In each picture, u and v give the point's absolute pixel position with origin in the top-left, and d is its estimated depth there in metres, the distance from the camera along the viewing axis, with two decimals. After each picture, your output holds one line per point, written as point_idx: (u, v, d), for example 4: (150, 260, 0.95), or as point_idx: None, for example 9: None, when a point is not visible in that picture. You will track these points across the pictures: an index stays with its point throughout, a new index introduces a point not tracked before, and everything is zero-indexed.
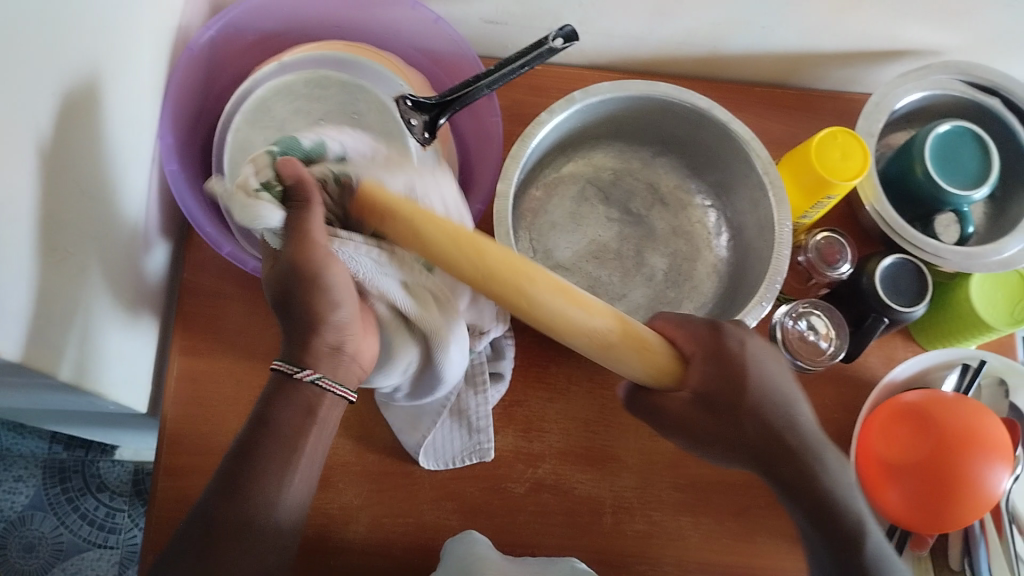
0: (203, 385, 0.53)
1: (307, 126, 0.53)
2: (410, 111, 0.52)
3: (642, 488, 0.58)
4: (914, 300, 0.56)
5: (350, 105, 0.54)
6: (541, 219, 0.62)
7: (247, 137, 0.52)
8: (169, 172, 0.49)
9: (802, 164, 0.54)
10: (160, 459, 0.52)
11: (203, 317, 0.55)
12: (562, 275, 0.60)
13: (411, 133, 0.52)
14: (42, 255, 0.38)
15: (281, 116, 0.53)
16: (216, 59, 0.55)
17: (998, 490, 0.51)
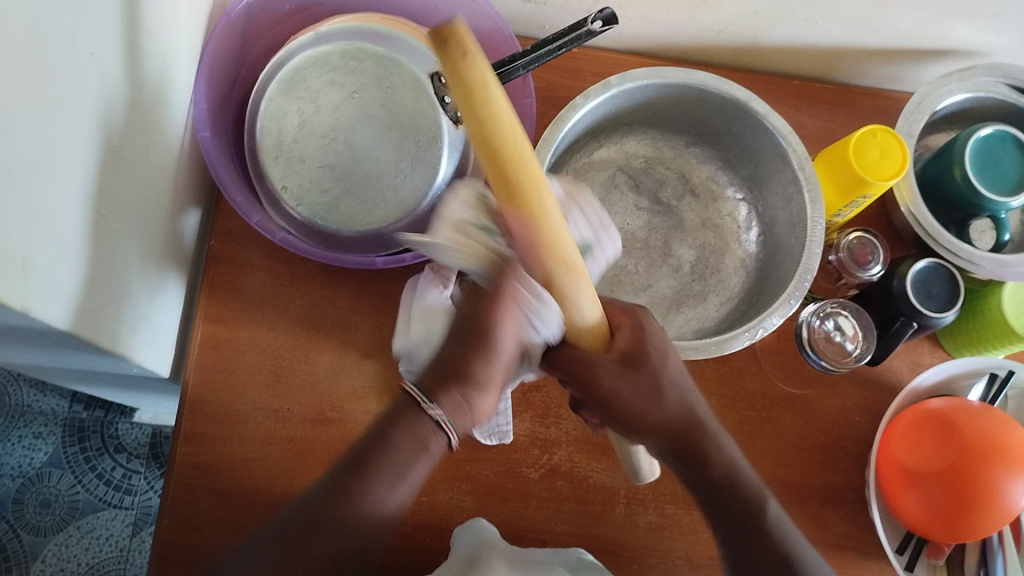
0: (225, 354, 0.54)
1: (341, 99, 0.52)
2: (444, 88, 0.53)
3: (657, 481, 0.57)
4: (945, 305, 0.55)
5: (385, 80, 0.53)
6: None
7: (280, 107, 0.52)
8: (200, 139, 0.49)
9: (839, 162, 0.53)
10: (179, 424, 0.52)
11: (227, 286, 0.55)
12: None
13: (445, 110, 0.53)
14: (76, 217, 0.38)
15: (315, 88, 0.52)
16: (252, 26, 0.54)
17: (1021, 503, 0.50)
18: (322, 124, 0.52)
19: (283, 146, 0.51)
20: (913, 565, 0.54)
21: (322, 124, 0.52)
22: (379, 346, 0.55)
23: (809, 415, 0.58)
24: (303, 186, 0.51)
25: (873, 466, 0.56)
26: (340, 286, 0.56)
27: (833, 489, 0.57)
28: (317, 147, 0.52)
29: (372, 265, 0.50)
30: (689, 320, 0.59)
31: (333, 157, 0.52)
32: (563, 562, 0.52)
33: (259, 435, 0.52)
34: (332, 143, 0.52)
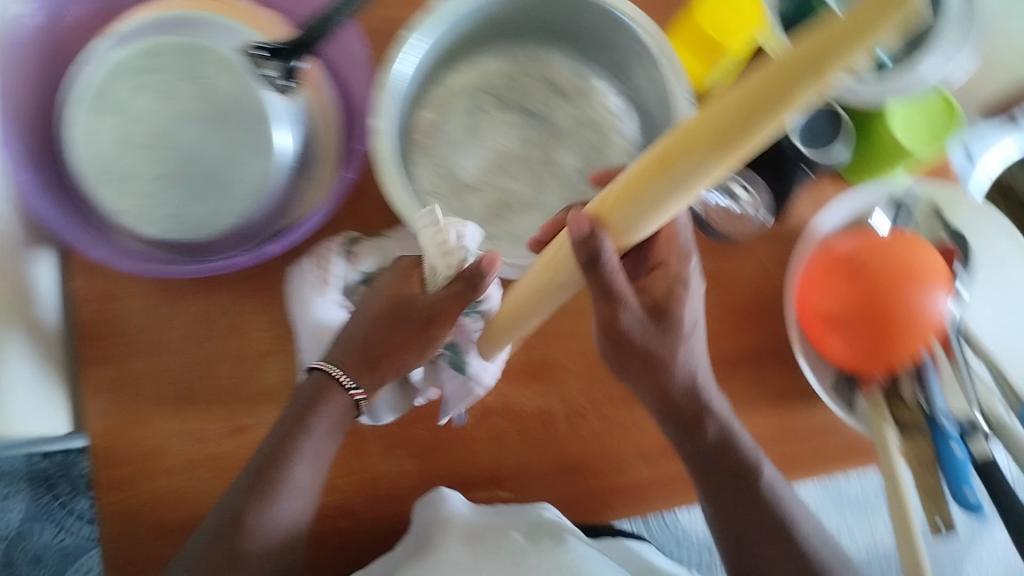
0: (120, 392, 0.52)
1: (154, 100, 0.49)
2: (265, 61, 0.49)
3: (591, 388, 0.57)
4: (829, 142, 0.54)
5: (193, 68, 0.49)
6: (437, 140, 0.57)
7: (92, 127, 0.48)
8: (19, 182, 0.47)
9: (693, 27, 0.51)
10: (98, 476, 0.51)
11: (104, 322, 0.52)
12: (469, 198, 0.56)
13: (268, 83, 0.49)
14: None
15: (123, 98, 0.48)
16: (43, 46, 0.50)
17: (939, 321, 0.50)
18: (142, 132, 0.49)
19: (107, 167, 0.48)
20: (855, 405, 0.54)
21: (142, 131, 0.49)
22: (275, 338, 0.55)
23: (724, 285, 0.58)
24: (141, 206, 0.48)
25: (792, 316, 0.56)
26: (217, 290, 0.54)
27: (766, 348, 0.58)
28: (144, 161, 0.48)
29: (238, 267, 0.49)
30: None
31: (165, 168, 0.49)
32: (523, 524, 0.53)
33: (182, 462, 0.52)
34: (160, 150, 0.49)
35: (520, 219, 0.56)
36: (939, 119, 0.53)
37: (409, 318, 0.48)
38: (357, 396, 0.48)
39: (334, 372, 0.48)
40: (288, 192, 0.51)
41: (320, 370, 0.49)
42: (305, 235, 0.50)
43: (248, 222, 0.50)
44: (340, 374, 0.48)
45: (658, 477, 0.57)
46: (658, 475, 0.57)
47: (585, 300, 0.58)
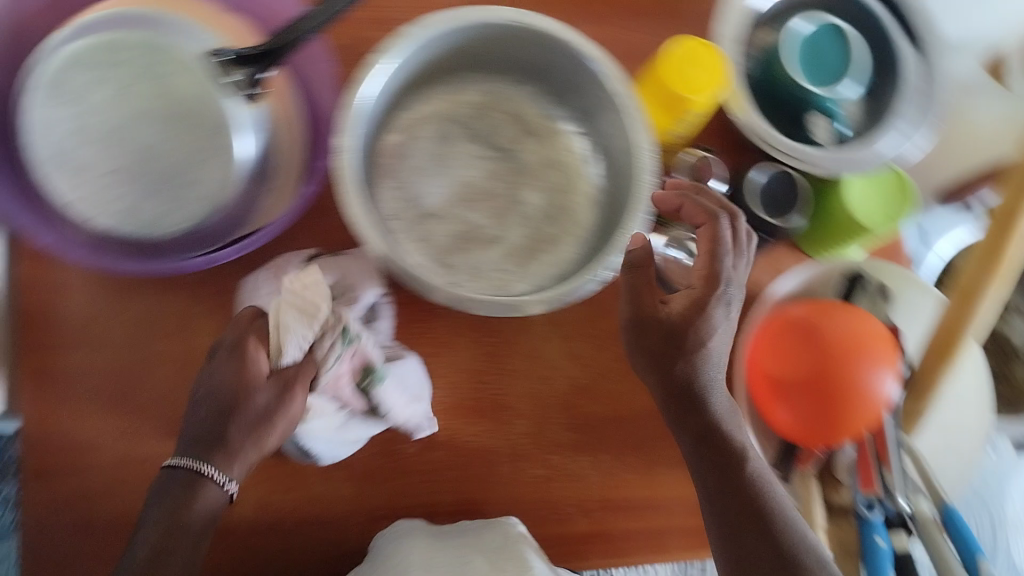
0: (56, 385, 0.53)
1: (113, 96, 0.47)
2: (232, 66, 0.46)
3: (536, 434, 0.57)
4: (790, 211, 0.54)
5: (156, 69, 0.47)
6: (404, 163, 0.57)
7: (47, 116, 0.46)
8: None
9: (656, 82, 0.51)
10: (26, 460, 0.52)
11: (54, 315, 0.53)
12: (430, 225, 0.56)
13: (235, 87, 0.47)
14: None
15: (80, 88, 0.47)
16: None
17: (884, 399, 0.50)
18: (99, 127, 0.47)
19: (55, 161, 0.46)
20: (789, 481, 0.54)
21: (98, 127, 0.47)
22: None
23: None
24: (94, 195, 0.47)
25: (731, 383, 0.54)
26: (175, 291, 0.54)
27: None
28: (99, 151, 0.47)
29: (195, 266, 0.48)
30: (547, 266, 0.56)
31: (120, 159, 0.47)
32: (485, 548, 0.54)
33: (109, 462, 0.53)
34: (116, 149, 0.47)
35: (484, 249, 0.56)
36: (892, 201, 0.53)
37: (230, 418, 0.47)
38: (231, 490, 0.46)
39: (207, 471, 0.45)
40: (246, 198, 0.50)
41: (186, 469, 0.45)
42: (270, 237, 0.50)
43: (200, 228, 0.48)
44: (213, 472, 0.46)
45: (594, 528, 0.57)
46: (593, 526, 0.57)
47: (538, 340, 0.58)
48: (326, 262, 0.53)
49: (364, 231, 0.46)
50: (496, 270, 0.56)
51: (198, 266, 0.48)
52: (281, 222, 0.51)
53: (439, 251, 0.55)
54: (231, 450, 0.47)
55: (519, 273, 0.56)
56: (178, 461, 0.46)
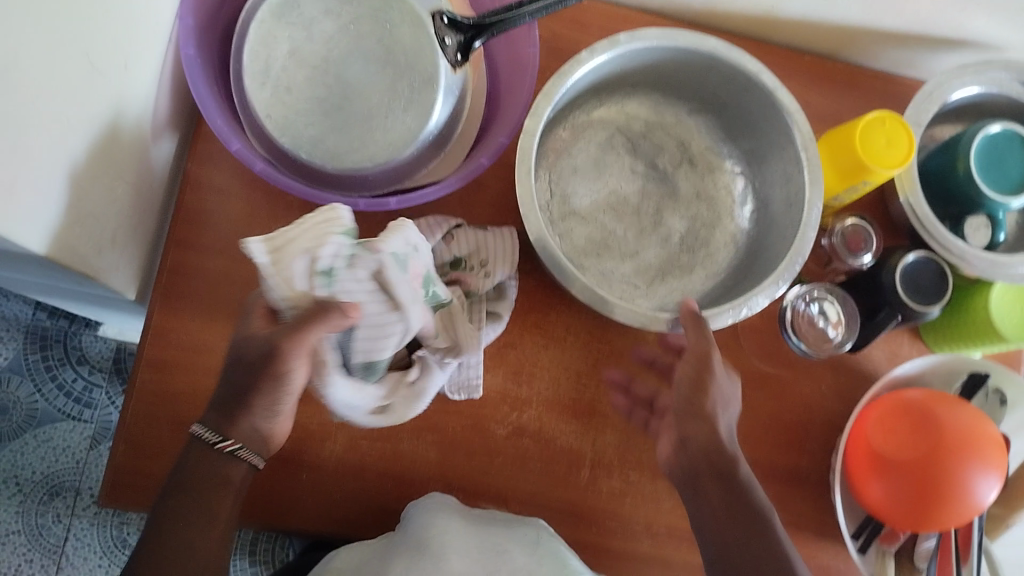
0: (190, 279, 0.54)
1: (335, 28, 0.51)
2: (444, 29, 0.50)
3: (622, 447, 0.57)
4: (932, 300, 0.55)
5: (384, 14, 0.52)
6: (566, 159, 0.58)
7: (271, 31, 0.50)
8: (184, 56, 0.48)
9: (844, 145, 0.52)
10: (143, 350, 0.53)
11: (206, 214, 0.55)
12: (574, 223, 0.57)
13: (444, 53, 0.50)
14: (52, 150, 0.40)
15: (309, 15, 0.51)
16: None
17: (972, 500, 0.50)
18: (314, 54, 0.51)
19: (270, 72, 0.50)
20: (864, 551, 0.55)
21: (314, 54, 0.51)
22: None
23: (779, 396, 0.58)
24: (288, 116, 0.50)
25: (841, 450, 0.56)
26: None
27: (799, 470, 0.57)
28: (305, 79, 0.51)
29: (355, 207, 0.50)
30: (673, 292, 0.57)
31: (321, 90, 0.51)
32: (521, 539, 0.50)
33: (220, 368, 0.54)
34: (322, 76, 0.51)
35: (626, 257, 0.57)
36: None
37: (250, 370, 0.43)
38: (230, 448, 0.44)
39: (203, 436, 0.45)
40: (420, 156, 0.53)
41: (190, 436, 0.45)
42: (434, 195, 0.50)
43: (373, 173, 0.51)
44: (201, 432, 0.45)
45: (655, 556, 0.56)
46: (656, 553, 0.56)
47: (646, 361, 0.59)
48: (467, 233, 0.55)
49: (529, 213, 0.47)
50: (623, 281, 0.56)
51: (362, 208, 0.51)
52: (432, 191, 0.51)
53: (576, 249, 0.56)
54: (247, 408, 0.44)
55: (646, 291, 0.57)
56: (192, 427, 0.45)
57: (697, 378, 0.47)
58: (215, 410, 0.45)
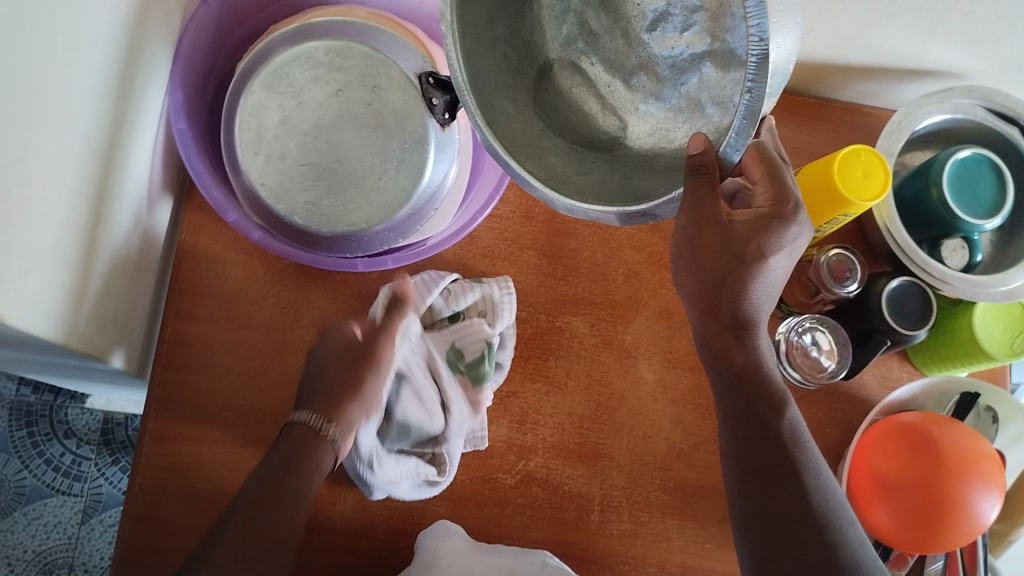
0: (190, 349, 0.54)
1: (324, 96, 0.52)
2: (432, 89, 0.51)
3: (630, 488, 0.57)
4: (917, 323, 0.56)
5: (371, 78, 0.53)
6: (586, 32, 0.42)
7: (262, 101, 0.52)
8: (177, 130, 0.51)
9: (824, 179, 0.53)
10: (146, 424, 0.53)
11: (204, 283, 0.55)
12: (639, 86, 0.41)
13: (432, 112, 0.52)
14: (54, 230, 0.40)
15: (298, 83, 0.52)
16: (229, 15, 0.55)
17: (970, 509, 0.51)
18: (304, 121, 0.52)
19: (262, 141, 0.52)
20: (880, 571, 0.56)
21: (304, 121, 0.52)
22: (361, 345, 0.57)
23: None
24: (283, 183, 0.52)
25: (845, 478, 0.57)
26: (316, 288, 0.57)
27: None
28: (298, 145, 0.52)
29: (354, 268, 0.54)
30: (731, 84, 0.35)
31: (314, 156, 0.52)
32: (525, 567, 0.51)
33: (224, 436, 0.54)
34: (313, 141, 0.52)
35: (701, 90, 0.38)
36: (1015, 333, 0.56)
37: (354, 360, 0.52)
38: (331, 435, 0.49)
39: (315, 424, 0.49)
40: (418, 214, 0.54)
41: (298, 429, 0.49)
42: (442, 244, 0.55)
43: (370, 233, 0.53)
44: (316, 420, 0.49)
45: None
46: None
47: (645, 400, 0.59)
48: (461, 285, 0.57)
49: (544, 160, 0.42)
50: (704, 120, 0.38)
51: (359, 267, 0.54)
52: (443, 237, 0.56)
53: None
54: (328, 403, 0.50)
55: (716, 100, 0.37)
56: (294, 417, 0.50)
57: (704, 252, 0.44)
58: (319, 403, 0.50)
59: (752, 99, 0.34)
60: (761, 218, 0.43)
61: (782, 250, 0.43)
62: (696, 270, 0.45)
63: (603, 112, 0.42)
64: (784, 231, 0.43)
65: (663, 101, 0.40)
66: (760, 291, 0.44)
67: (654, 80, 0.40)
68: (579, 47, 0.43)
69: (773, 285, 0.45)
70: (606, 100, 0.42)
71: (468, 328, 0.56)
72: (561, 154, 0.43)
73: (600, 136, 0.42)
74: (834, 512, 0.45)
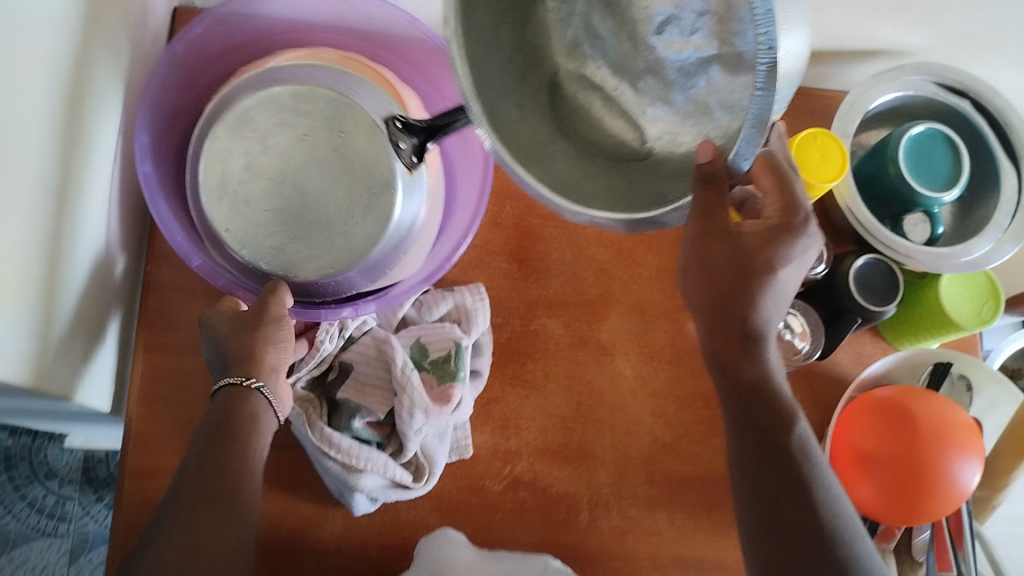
0: (165, 380, 0.54)
1: (290, 140, 0.52)
2: (399, 133, 0.51)
3: (617, 484, 0.58)
4: (886, 299, 0.57)
5: (336, 121, 0.52)
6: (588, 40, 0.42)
7: (226, 146, 0.52)
8: (143, 174, 0.50)
9: None
10: (126, 460, 0.52)
11: (174, 313, 0.55)
12: (650, 83, 0.40)
13: (399, 155, 0.52)
14: (16, 271, 0.40)
15: (263, 129, 0.52)
16: (192, 63, 0.55)
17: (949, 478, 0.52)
18: (270, 165, 0.52)
19: (227, 187, 0.51)
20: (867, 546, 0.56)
21: (270, 165, 0.52)
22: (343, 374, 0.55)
23: None
24: (248, 229, 0.51)
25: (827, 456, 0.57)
26: None
27: None
28: (264, 189, 0.52)
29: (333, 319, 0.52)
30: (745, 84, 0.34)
31: (280, 200, 0.52)
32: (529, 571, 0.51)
33: None
34: (279, 186, 0.52)
35: (708, 94, 0.37)
36: (982, 302, 0.58)
37: (248, 323, 0.49)
38: (255, 386, 0.47)
39: (239, 381, 0.47)
40: (391, 255, 0.53)
41: (226, 391, 0.47)
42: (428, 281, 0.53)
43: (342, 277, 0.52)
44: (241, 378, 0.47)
45: None
46: None
47: (625, 396, 0.60)
48: (433, 295, 0.58)
49: (554, 166, 0.41)
50: (717, 124, 0.37)
51: (322, 319, 0.52)
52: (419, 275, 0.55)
53: None
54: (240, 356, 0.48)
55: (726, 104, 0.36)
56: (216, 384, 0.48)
57: (713, 264, 0.44)
58: (226, 366, 0.48)
59: (760, 106, 0.33)
60: (771, 228, 0.44)
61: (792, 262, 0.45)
62: (709, 283, 0.46)
63: (610, 119, 0.42)
64: (793, 243, 0.44)
65: (670, 104, 0.39)
66: (770, 304, 0.45)
67: (664, 83, 0.39)
68: (583, 50, 0.43)
69: (782, 300, 0.46)
70: (613, 106, 0.42)
71: (437, 329, 0.56)
72: (568, 159, 0.41)
73: (609, 143, 0.42)
74: (815, 491, 0.46)
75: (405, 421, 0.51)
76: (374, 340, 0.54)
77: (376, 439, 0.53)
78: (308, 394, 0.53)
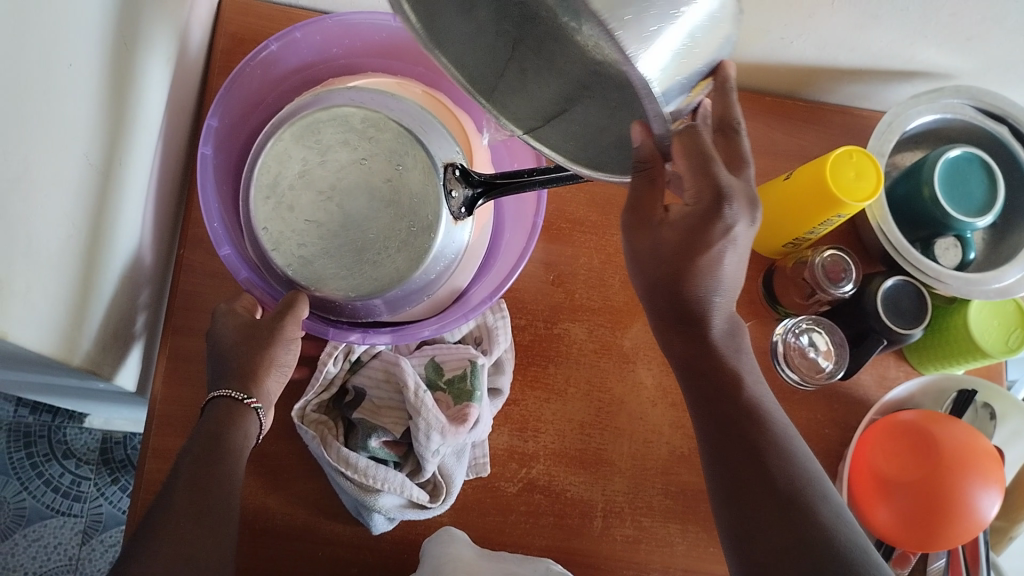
0: (191, 364, 0.54)
1: (349, 161, 0.53)
2: (455, 181, 0.53)
3: (632, 494, 0.58)
4: (913, 322, 0.57)
5: (398, 155, 0.53)
6: None
7: (286, 149, 0.52)
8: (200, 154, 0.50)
9: (815, 177, 0.53)
10: (148, 441, 0.53)
11: (203, 298, 0.56)
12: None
13: (449, 204, 0.53)
14: (56, 246, 0.40)
15: (326, 142, 0.52)
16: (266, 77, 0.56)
17: (969, 502, 0.51)
18: (322, 179, 0.52)
19: (279, 187, 0.52)
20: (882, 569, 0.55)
21: (323, 179, 0.52)
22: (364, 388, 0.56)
23: None
24: (286, 233, 0.51)
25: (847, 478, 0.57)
26: None
27: None
28: (311, 201, 0.52)
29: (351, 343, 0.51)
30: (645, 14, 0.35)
31: (322, 215, 0.52)
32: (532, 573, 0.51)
33: None
34: (326, 201, 0.52)
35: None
36: (1010, 330, 0.57)
37: (255, 334, 0.49)
38: (254, 405, 0.47)
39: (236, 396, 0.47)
40: (422, 287, 0.53)
41: (221, 402, 0.47)
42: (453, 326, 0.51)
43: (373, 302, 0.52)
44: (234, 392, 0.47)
45: None
46: None
47: (645, 405, 0.59)
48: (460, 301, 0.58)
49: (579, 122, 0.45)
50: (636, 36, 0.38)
51: (329, 336, 0.50)
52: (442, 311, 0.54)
53: None
54: (241, 368, 0.48)
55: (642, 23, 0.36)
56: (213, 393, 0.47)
57: (639, 251, 0.44)
58: (228, 374, 0.48)
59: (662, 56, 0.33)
60: (689, 211, 0.42)
61: (720, 240, 0.42)
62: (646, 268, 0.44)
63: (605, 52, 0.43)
64: (713, 227, 0.41)
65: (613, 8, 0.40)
66: (708, 287, 0.43)
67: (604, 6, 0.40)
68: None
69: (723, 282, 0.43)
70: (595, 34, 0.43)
71: (453, 349, 0.55)
72: (596, 107, 0.45)
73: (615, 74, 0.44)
74: None
75: (420, 441, 0.51)
76: (384, 361, 0.54)
77: (393, 458, 0.53)
78: (322, 416, 0.53)
